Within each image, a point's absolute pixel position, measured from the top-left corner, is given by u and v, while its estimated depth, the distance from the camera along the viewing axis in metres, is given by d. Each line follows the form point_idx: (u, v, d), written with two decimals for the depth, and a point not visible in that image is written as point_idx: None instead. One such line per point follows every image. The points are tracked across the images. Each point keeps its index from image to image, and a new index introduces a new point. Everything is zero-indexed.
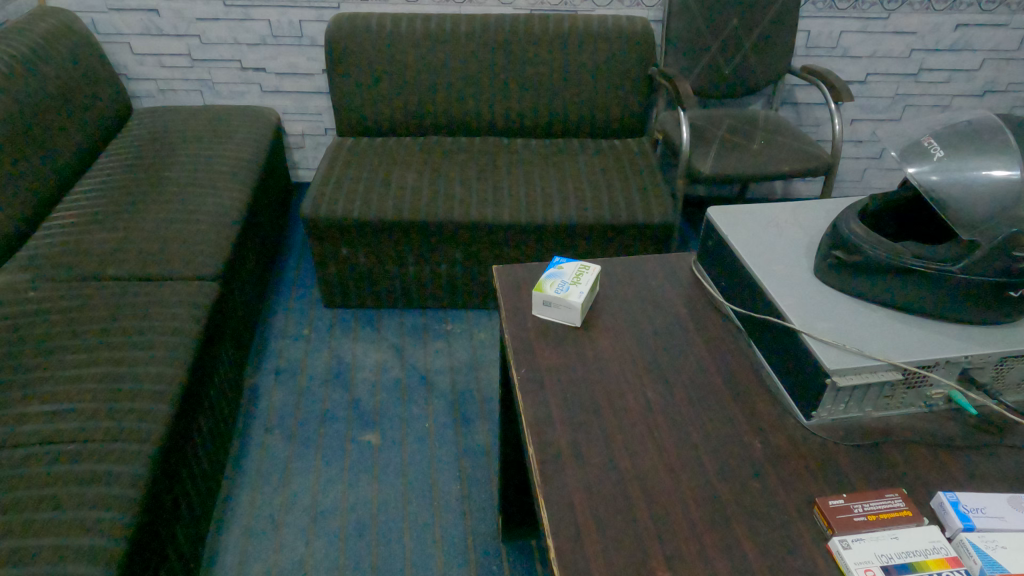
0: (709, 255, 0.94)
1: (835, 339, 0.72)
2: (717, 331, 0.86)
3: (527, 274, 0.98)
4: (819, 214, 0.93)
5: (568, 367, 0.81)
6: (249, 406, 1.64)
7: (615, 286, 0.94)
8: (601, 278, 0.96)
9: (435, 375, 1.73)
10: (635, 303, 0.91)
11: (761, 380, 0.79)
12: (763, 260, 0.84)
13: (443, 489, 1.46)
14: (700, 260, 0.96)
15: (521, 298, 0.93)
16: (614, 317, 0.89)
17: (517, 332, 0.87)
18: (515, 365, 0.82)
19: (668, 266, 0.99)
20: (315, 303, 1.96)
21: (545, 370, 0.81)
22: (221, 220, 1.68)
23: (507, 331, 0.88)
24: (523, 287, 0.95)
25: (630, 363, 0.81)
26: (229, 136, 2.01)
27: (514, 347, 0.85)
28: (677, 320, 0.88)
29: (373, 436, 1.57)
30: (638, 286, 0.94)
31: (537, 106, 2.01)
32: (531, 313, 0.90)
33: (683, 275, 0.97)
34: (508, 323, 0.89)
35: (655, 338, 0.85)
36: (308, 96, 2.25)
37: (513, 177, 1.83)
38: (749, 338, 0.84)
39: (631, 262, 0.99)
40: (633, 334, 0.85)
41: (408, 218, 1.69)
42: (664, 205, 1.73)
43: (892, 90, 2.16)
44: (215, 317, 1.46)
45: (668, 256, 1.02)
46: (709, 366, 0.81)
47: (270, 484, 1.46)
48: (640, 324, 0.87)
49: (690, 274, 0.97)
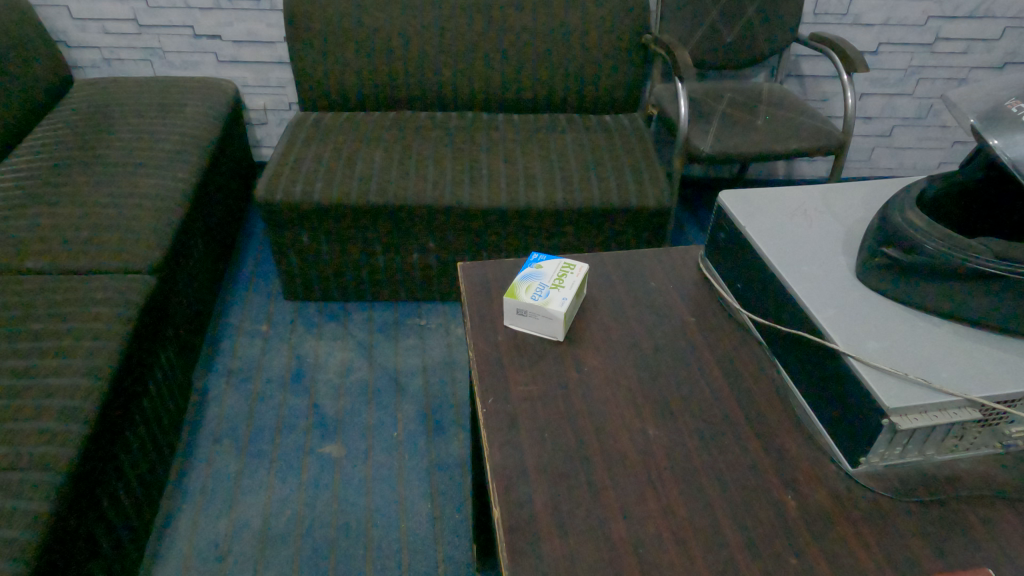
0: (720, 250, 0.77)
1: (892, 365, 0.55)
2: (733, 346, 0.70)
3: (500, 275, 0.81)
4: (855, 198, 0.76)
5: (547, 395, 0.64)
6: (196, 414, 1.47)
7: (607, 289, 0.77)
8: (590, 279, 0.79)
9: (405, 376, 1.56)
10: (631, 311, 0.74)
11: (794, 411, 0.63)
12: (792, 258, 0.67)
13: (412, 509, 1.30)
14: (709, 255, 0.79)
15: (491, 304, 0.76)
16: (605, 328, 0.72)
17: (485, 348, 0.70)
18: (480, 392, 0.65)
19: (670, 262, 0.82)
20: (275, 295, 1.78)
21: (518, 400, 0.64)
22: (162, 203, 1.49)
23: (473, 347, 0.71)
24: (494, 290, 0.78)
25: (625, 390, 0.65)
26: (179, 110, 1.81)
27: (481, 368, 0.68)
28: (683, 333, 0.71)
29: (335, 447, 1.40)
30: (634, 289, 0.77)
31: (520, 77, 1.82)
32: (501, 323, 0.73)
33: (689, 276, 0.80)
34: (474, 336, 0.72)
35: (658, 356, 0.68)
36: (269, 66, 2.05)
37: (492, 156, 1.65)
38: (773, 356, 0.68)
39: (626, 258, 0.82)
40: (631, 353, 0.69)
41: (375, 203, 1.51)
42: (659, 186, 1.56)
43: (905, 61, 1.99)
44: (150, 316, 1.28)
45: (670, 250, 0.85)
46: (725, 394, 0.64)
47: (216, 506, 1.29)
48: (638, 337, 0.71)
49: (699, 270, 0.80)
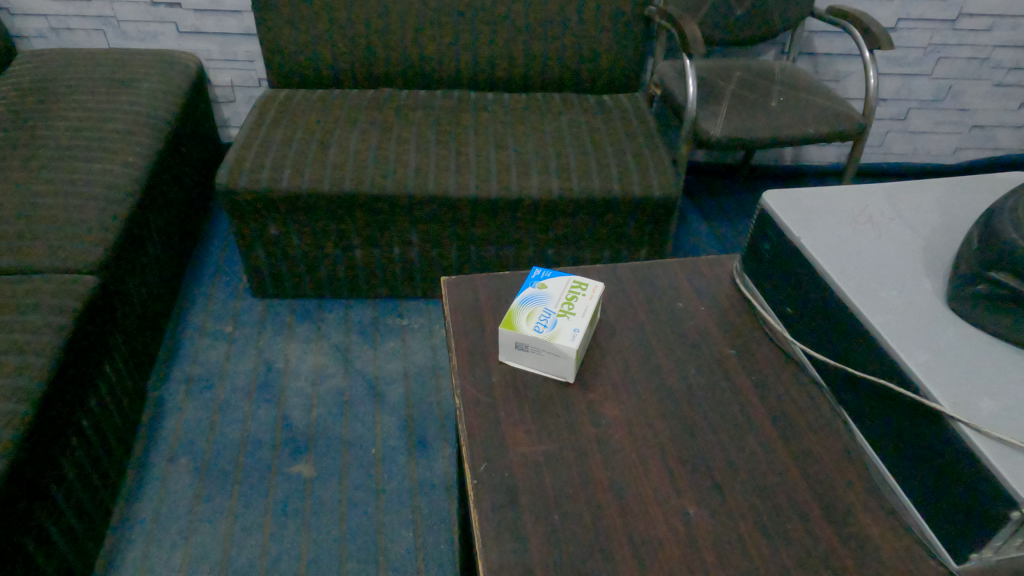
0: (765, 268, 0.64)
1: (1019, 438, 0.43)
2: (782, 392, 0.58)
3: (495, 299, 0.69)
4: (927, 199, 0.63)
5: (558, 461, 0.53)
6: (150, 428, 1.31)
7: (623, 316, 0.65)
8: (604, 304, 0.66)
9: (384, 383, 1.42)
10: (654, 344, 0.62)
11: (866, 482, 0.51)
12: (864, 282, 0.54)
13: (391, 539, 1.16)
14: (750, 273, 0.67)
15: (486, 336, 0.65)
16: (624, 368, 0.60)
17: (478, 394, 0.59)
18: (474, 456, 0.54)
19: (696, 280, 0.70)
20: (242, 291, 1.62)
21: (523, 469, 0.53)
22: (108, 191, 1.31)
23: (464, 393, 0.59)
24: (489, 318, 0.66)
25: (651, 453, 0.54)
26: (133, 86, 1.63)
27: (475, 423, 0.57)
28: (718, 375, 0.60)
29: (306, 467, 1.26)
30: (656, 314, 0.65)
31: (511, 52, 1.65)
32: (498, 362, 0.62)
33: (723, 297, 0.68)
34: (465, 378, 0.61)
35: (691, 405, 0.57)
36: (235, 38, 1.86)
37: (481, 140, 1.49)
38: (843, 409, 0.56)
39: (645, 275, 0.70)
40: (658, 402, 0.57)
41: (350, 191, 1.35)
42: (666, 173, 1.41)
43: (925, 39, 1.84)
44: (90, 323, 1.11)
45: (698, 263, 0.72)
46: (778, 458, 0.53)
47: (170, 536, 1.15)
48: (663, 380, 0.59)
49: (738, 292, 0.68)
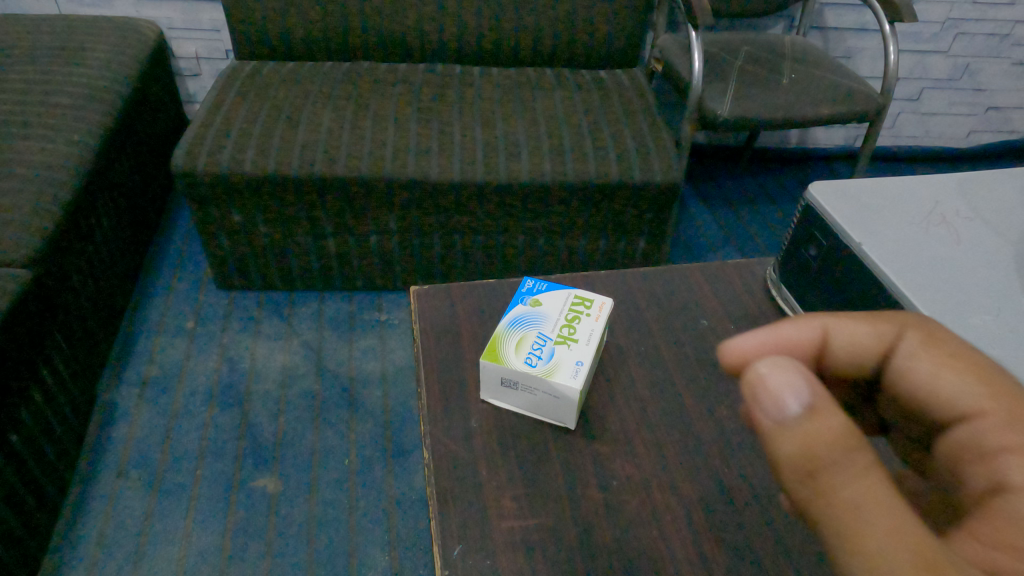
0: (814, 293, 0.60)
1: None
2: None
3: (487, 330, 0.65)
4: (1005, 197, 0.57)
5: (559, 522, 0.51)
6: (101, 436, 1.19)
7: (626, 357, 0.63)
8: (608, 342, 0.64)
9: (361, 385, 1.30)
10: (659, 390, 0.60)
11: None
12: (944, 295, 0.49)
13: (365, 562, 1.04)
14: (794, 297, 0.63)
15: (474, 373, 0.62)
16: (622, 430, 0.57)
17: (473, 439, 0.56)
18: (467, 507, 0.52)
19: (696, 321, 0.65)
20: (206, 283, 1.49)
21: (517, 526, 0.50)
22: (46, 171, 1.16)
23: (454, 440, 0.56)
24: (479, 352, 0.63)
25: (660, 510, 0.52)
26: (83, 55, 1.47)
27: (469, 472, 0.54)
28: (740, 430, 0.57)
29: (271, 480, 1.14)
30: (662, 353, 0.63)
31: (499, 20, 1.51)
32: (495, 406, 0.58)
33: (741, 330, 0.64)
34: (452, 422, 0.58)
35: (707, 464, 0.54)
36: (199, 6, 1.70)
37: (465, 118, 1.35)
38: None
39: (652, 305, 0.67)
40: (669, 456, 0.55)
41: (320, 175, 1.22)
42: (669, 155, 1.29)
43: (944, 13, 1.71)
44: (17, 323, 0.97)
45: (711, 288, 0.69)
46: (797, 543, 0.49)
47: (115, 562, 1.03)
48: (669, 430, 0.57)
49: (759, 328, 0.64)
